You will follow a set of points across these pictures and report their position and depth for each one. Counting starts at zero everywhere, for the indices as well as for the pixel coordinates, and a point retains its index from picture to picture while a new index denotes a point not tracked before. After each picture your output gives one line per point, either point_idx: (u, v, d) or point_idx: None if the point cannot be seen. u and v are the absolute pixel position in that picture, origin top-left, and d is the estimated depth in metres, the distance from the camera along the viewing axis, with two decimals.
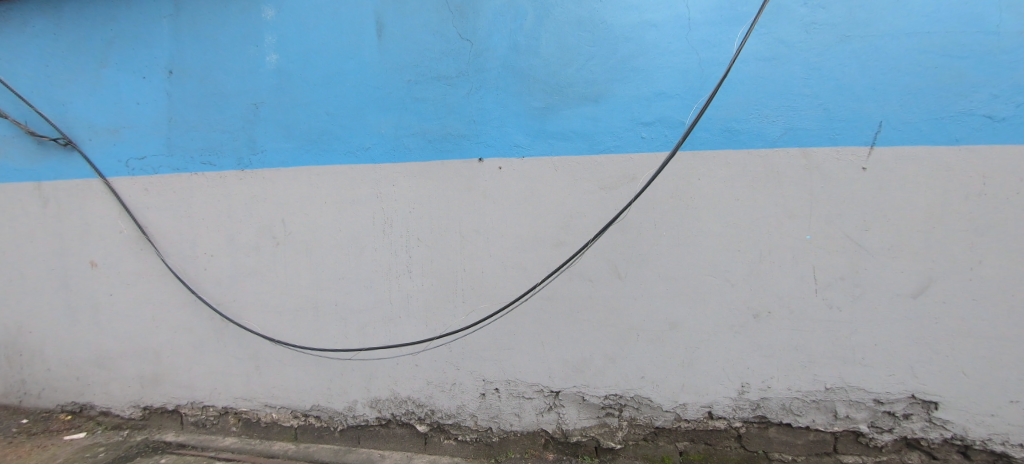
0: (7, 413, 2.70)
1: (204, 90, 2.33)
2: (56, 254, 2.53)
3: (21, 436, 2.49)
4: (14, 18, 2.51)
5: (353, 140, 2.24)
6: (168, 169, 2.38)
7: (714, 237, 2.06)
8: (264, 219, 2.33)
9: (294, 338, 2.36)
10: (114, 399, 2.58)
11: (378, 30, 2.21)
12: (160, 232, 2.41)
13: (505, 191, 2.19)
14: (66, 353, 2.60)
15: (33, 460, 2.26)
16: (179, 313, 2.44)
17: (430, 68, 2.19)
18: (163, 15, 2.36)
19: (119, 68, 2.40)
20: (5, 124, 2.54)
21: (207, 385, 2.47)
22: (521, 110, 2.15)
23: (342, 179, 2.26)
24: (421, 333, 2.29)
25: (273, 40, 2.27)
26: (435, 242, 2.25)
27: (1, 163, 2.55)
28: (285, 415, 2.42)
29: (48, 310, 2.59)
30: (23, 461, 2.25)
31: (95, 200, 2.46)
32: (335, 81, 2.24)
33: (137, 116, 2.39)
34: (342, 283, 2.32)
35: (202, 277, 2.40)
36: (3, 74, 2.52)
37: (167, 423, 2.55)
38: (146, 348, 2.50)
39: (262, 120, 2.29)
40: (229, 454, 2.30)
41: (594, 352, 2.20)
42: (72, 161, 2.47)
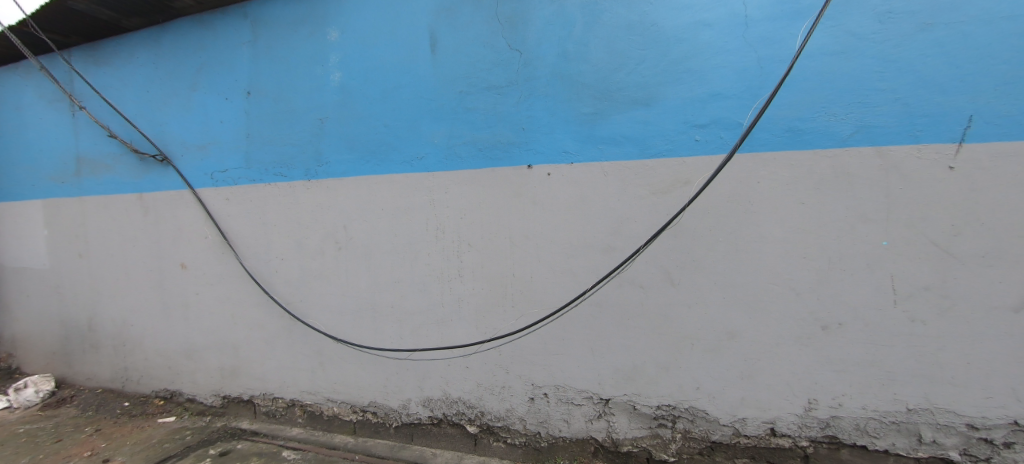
0: (113, 395, 3.07)
1: (276, 108, 2.55)
2: (154, 257, 2.86)
3: (125, 417, 2.83)
4: (122, 51, 2.88)
5: (409, 150, 2.36)
6: (246, 180, 2.62)
7: (778, 242, 1.95)
8: (329, 225, 2.50)
9: (354, 337, 2.51)
10: (199, 387, 2.86)
11: (432, 45, 2.31)
12: (238, 237, 2.65)
13: (555, 196, 2.21)
14: (161, 345, 2.93)
15: (135, 439, 2.56)
16: (254, 311, 2.67)
17: (481, 79, 2.26)
18: (243, 42, 2.61)
19: (207, 91, 2.69)
20: (115, 143, 2.91)
21: (277, 379, 2.68)
22: (570, 117, 2.16)
23: (398, 187, 2.38)
24: (472, 336, 2.35)
25: (337, 59, 2.44)
26: (486, 248, 2.30)
27: (112, 177, 2.93)
28: (345, 409, 2.57)
29: (147, 307, 2.92)
30: (127, 440, 2.55)
31: (185, 209, 2.76)
32: (393, 95, 2.37)
33: (220, 133, 2.66)
34: (398, 285, 2.43)
35: (273, 278, 2.61)
36: (114, 100, 2.90)
37: (242, 412, 2.78)
38: (226, 342, 2.75)
39: (326, 133, 2.47)
40: (296, 444, 2.47)
41: (646, 360, 2.15)
42: (167, 175, 2.79)
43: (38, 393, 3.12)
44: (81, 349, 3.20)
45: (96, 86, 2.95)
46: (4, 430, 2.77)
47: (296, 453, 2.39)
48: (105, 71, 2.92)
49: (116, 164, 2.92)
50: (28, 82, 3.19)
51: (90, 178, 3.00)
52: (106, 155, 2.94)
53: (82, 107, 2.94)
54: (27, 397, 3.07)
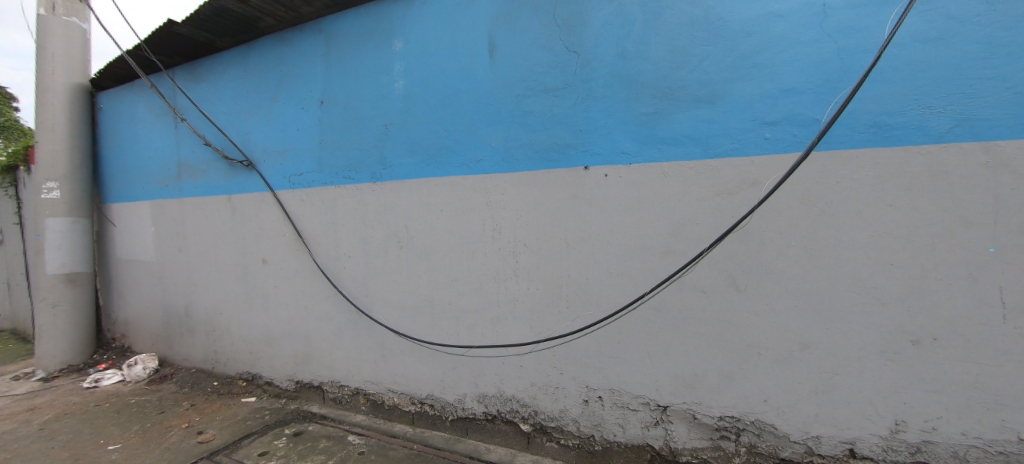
0: (205, 375, 3.45)
1: (346, 116, 2.74)
2: (239, 253, 3.17)
3: (215, 395, 3.17)
4: (216, 68, 3.22)
5: (467, 153, 2.44)
6: (319, 183, 2.84)
7: (860, 248, 1.79)
8: (391, 225, 2.64)
9: (414, 332, 2.63)
10: (276, 372, 3.13)
11: (490, 50, 2.37)
12: (311, 235, 2.88)
13: (612, 198, 2.18)
14: (244, 332, 3.24)
15: (224, 415, 2.86)
16: (324, 304, 2.88)
17: (538, 82, 2.29)
18: (317, 55, 2.83)
19: (286, 102, 2.94)
20: (209, 150, 3.26)
21: (343, 368, 2.88)
22: (629, 117, 2.13)
23: (457, 189, 2.47)
24: (527, 336, 2.38)
25: (401, 68, 2.58)
26: (541, 248, 2.33)
27: (206, 180, 3.29)
28: (405, 401, 2.70)
29: (233, 297, 3.25)
30: (217, 416, 2.86)
31: (266, 209, 3.03)
32: (452, 101, 2.46)
33: (297, 140, 2.90)
34: (455, 284, 2.52)
35: (341, 274, 2.81)
36: (208, 112, 3.26)
37: (312, 397, 3.01)
38: (299, 332, 2.99)
39: (391, 138, 2.61)
40: (360, 429, 2.63)
41: (707, 368, 2.06)
42: (251, 178, 3.08)
43: (144, 369, 3.58)
44: (179, 333, 3.62)
45: (195, 100, 3.33)
46: (121, 400, 3.20)
47: (360, 438, 2.55)
48: (202, 87, 3.29)
49: (210, 169, 3.28)
50: (141, 98, 3.66)
51: (188, 182, 3.38)
52: (201, 162, 3.31)
53: (183, 119, 3.33)
54: (136, 373, 3.54)
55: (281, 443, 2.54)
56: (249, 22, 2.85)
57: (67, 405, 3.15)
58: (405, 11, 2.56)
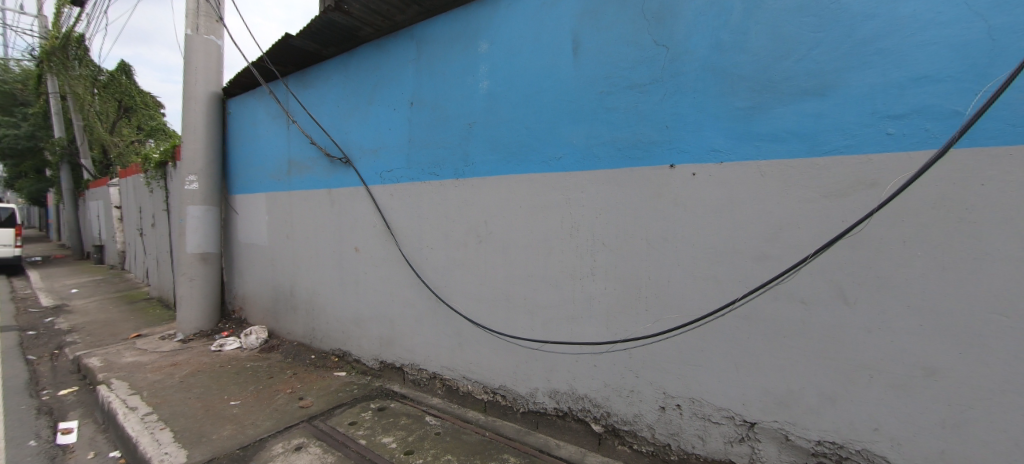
0: (304, 348, 3.89)
1: (433, 116, 2.92)
2: (336, 241, 3.53)
3: (313, 367, 3.56)
4: (322, 75, 3.60)
5: (548, 151, 2.47)
6: (406, 178, 3.05)
7: (1014, 263, 1.46)
8: (471, 220, 2.77)
9: (489, 324, 2.74)
10: (363, 351, 3.44)
11: (574, 48, 2.37)
12: (398, 227, 3.11)
13: (699, 198, 2.07)
14: (338, 313, 3.60)
15: (320, 386, 3.22)
16: (408, 291, 3.10)
17: (624, 78, 2.24)
18: (409, 60, 3.04)
19: (380, 104, 3.20)
20: (314, 148, 3.66)
21: (423, 352, 3.07)
22: (723, 112, 2.00)
23: (536, 186, 2.51)
24: (602, 336, 2.36)
25: (487, 69, 2.68)
26: (621, 248, 2.28)
27: (311, 175, 3.70)
28: (478, 389, 2.82)
29: (329, 280, 3.62)
30: (315, 386, 3.22)
31: (360, 202, 3.33)
32: (535, 100, 2.51)
33: (389, 139, 3.15)
34: (531, 279, 2.57)
35: (424, 264, 3.00)
36: (315, 114, 3.66)
37: (394, 377, 3.26)
38: (385, 316, 3.25)
39: (474, 137, 2.73)
40: (437, 411, 2.80)
41: (805, 386, 1.87)
42: (348, 174, 3.41)
43: (256, 338, 4.12)
44: (284, 310, 4.12)
45: (304, 104, 3.76)
46: (239, 363, 3.73)
47: (437, 420, 2.71)
48: (310, 92, 3.70)
49: (314, 165, 3.68)
50: (261, 103, 4.21)
51: (296, 177, 3.83)
52: (307, 159, 3.73)
53: (294, 121, 3.77)
54: (250, 341, 4.09)
55: (368, 416, 2.79)
56: (352, 32, 3.15)
57: (200, 363, 3.74)
58: (492, 14, 2.65)
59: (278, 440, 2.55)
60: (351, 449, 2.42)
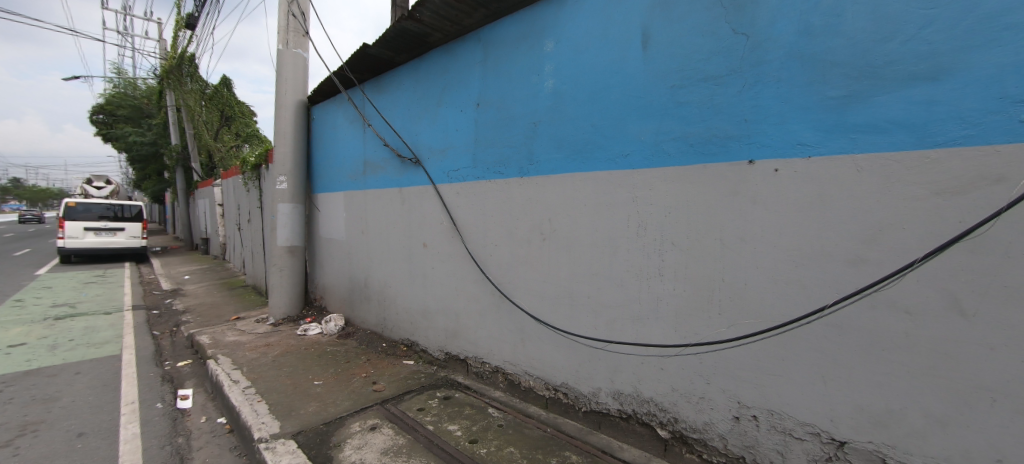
0: (377, 336, 4.19)
1: (499, 116, 3.00)
2: (406, 237, 3.76)
3: (385, 354, 3.83)
4: (395, 80, 3.84)
5: (614, 148, 2.44)
6: (472, 177, 3.18)
7: None
8: (535, 218, 2.82)
9: (553, 321, 2.77)
10: (429, 342, 3.63)
11: (644, 42, 2.30)
12: (464, 225, 3.24)
13: (782, 197, 1.92)
14: (407, 305, 3.83)
15: (392, 371, 3.46)
16: (472, 286, 3.23)
17: (697, 70, 2.14)
18: (476, 62, 3.15)
19: (448, 106, 3.35)
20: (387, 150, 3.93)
21: (486, 346, 3.19)
22: (811, 103, 1.84)
23: (601, 184, 2.50)
24: (670, 338, 2.28)
25: (552, 68, 2.70)
26: (692, 248, 2.19)
27: (384, 175, 3.97)
28: (540, 385, 2.88)
29: (400, 274, 3.87)
30: (387, 371, 3.48)
31: (428, 200, 3.52)
32: (601, 97, 2.48)
33: (456, 140, 3.29)
34: (595, 278, 2.56)
35: (489, 261, 3.10)
36: (388, 118, 3.91)
37: (458, 368, 3.40)
38: (451, 310, 3.41)
39: (539, 136, 2.78)
40: (499, 404, 2.89)
41: (908, 407, 1.66)
42: (418, 173, 3.60)
43: (335, 325, 4.51)
44: (359, 300, 4.46)
45: (379, 108, 4.04)
46: (321, 347, 4.11)
47: (499, 412, 2.79)
48: (384, 97, 3.96)
49: (387, 166, 3.94)
50: (340, 109, 4.58)
51: (371, 176, 4.13)
52: (381, 160, 4.00)
53: (370, 125, 4.07)
54: (330, 327, 4.48)
55: (434, 404, 2.94)
56: (422, 38, 3.32)
57: (288, 345, 4.18)
58: (558, 12, 2.65)
59: (355, 419, 2.78)
60: (420, 433, 2.57)
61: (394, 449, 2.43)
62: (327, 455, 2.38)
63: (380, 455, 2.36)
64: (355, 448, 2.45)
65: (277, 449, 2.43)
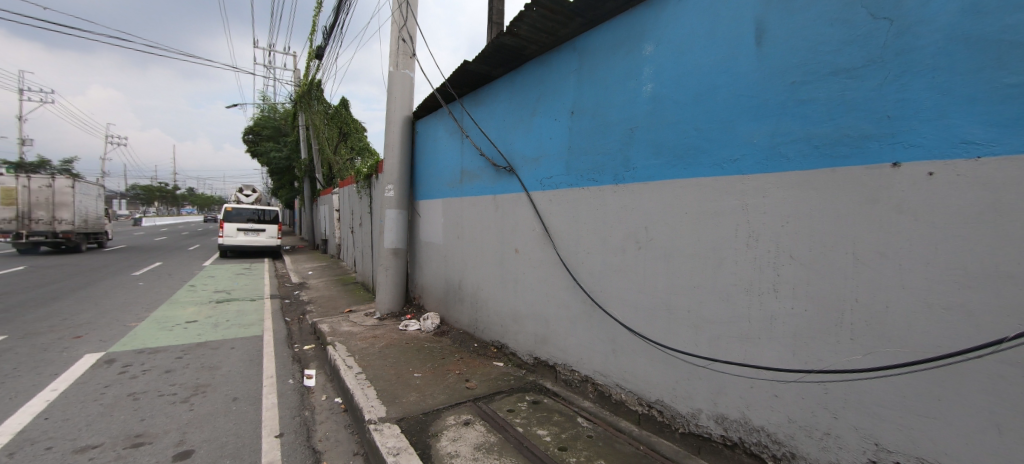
0: (470, 336, 4.43)
1: (594, 123, 3.03)
2: (500, 242, 3.96)
3: (478, 354, 4.05)
4: (493, 93, 4.08)
5: (719, 153, 2.29)
6: (566, 184, 3.25)
7: None
8: (631, 226, 2.76)
9: (648, 333, 2.67)
10: (519, 345, 3.76)
11: (758, 37, 2.13)
12: (557, 233, 3.33)
13: (938, 205, 1.59)
14: (498, 308, 4.02)
15: (485, 371, 3.66)
16: (564, 293, 3.28)
17: (824, 64, 1.91)
18: (571, 71, 3.22)
19: (543, 115, 3.48)
20: (484, 159, 4.19)
21: (577, 354, 3.21)
22: (982, 92, 1.51)
23: (704, 190, 2.35)
24: (786, 362, 2.05)
25: (652, 71, 2.63)
26: (815, 262, 1.94)
27: (480, 183, 4.24)
28: (632, 399, 2.80)
29: (492, 278, 4.08)
30: (481, 370, 3.68)
31: (522, 208, 3.68)
32: (706, 99, 2.35)
33: (550, 148, 3.40)
34: (696, 290, 2.41)
35: (581, 268, 3.13)
36: (486, 129, 4.19)
37: (547, 374, 3.47)
38: (541, 315, 3.51)
39: (636, 142, 2.74)
40: (589, 414, 2.88)
41: None
42: (512, 181, 3.80)
43: (432, 323, 4.88)
44: (454, 300, 4.78)
45: (477, 121, 4.34)
46: (420, 342, 4.48)
47: (589, 423, 2.77)
48: (482, 110, 4.25)
49: (483, 174, 4.21)
50: (441, 122, 4.99)
51: (468, 184, 4.43)
52: (478, 169, 4.29)
53: (469, 136, 4.39)
54: (427, 324, 4.86)
55: (523, 406, 3.02)
56: (519, 51, 3.47)
57: (392, 338, 4.64)
58: (659, 14, 2.58)
59: (450, 413, 2.96)
60: (510, 434, 2.65)
61: (486, 445, 2.54)
62: (426, 443, 2.58)
63: (473, 449, 2.49)
64: (450, 439, 2.62)
65: (384, 431, 2.70)
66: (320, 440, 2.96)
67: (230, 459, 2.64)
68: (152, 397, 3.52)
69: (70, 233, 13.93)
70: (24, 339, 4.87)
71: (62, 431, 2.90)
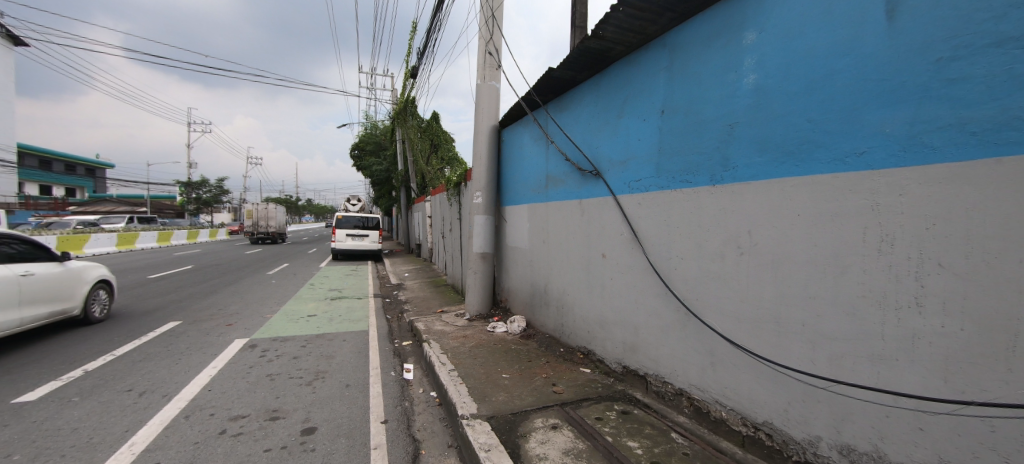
0: (556, 341, 4.48)
1: (687, 122, 2.88)
2: (586, 247, 3.95)
3: (565, 359, 4.07)
4: (578, 99, 4.11)
5: (840, 146, 2.01)
6: (656, 187, 3.13)
7: None
8: (731, 230, 2.56)
9: (753, 346, 2.44)
10: (607, 352, 3.70)
11: (888, 11, 1.84)
12: (646, 237, 3.22)
13: None
14: (585, 313, 4.01)
15: (572, 376, 3.67)
16: (654, 300, 3.16)
17: (982, 34, 1.57)
18: (661, 69, 3.10)
19: (631, 116, 3.41)
20: (569, 164, 4.23)
21: (669, 365, 3.06)
22: None
23: (821, 189, 2.09)
24: (935, 390, 1.71)
25: (754, 61, 2.42)
26: (973, 272, 1.60)
27: (566, 188, 4.28)
28: (735, 419, 2.59)
29: (578, 283, 4.08)
30: (568, 375, 3.70)
31: (609, 213, 3.63)
32: (822, 86, 2.09)
33: (638, 150, 3.32)
34: (812, 301, 2.14)
35: (673, 275, 2.98)
36: (572, 134, 4.23)
37: (637, 385, 3.36)
38: (630, 322, 3.41)
39: (736, 139, 2.54)
40: (684, 430, 2.72)
41: None
42: (599, 185, 3.78)
43: (518, 326, 5.04)
44: (540, 304, 4.88)
45: (562, 126, 4.40)
46: (507, 344, 4.65)
47: (684, 439, 2.62)
48: (567, 115, 4.31)
49: (569, 179, 4.25)
50: (527, 130, 5.15)
51: (553, 190, 4.50)
52: (563, 174, 4.34)
53: (553, 142, 4.47)
54: (514, 327, 5.03)
55: (612, 415, 2.97)
56: (603, 53, 3.45)
57: (481, 339, 4.88)
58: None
59: (538, 415, 3.03)
60: (599, 442, 2.62)
61: (575, 451, 2.54)
62: (515, 443, 2.67)
63: (561, 454, 2.51)
64: (539, 441, 2.68)
65: (475, 427, 2.87)
66: (419, 429, 3.24)
67: (345, 438, 3.03)
68: (285, 379, 4.19)
69: (276, 233, 23.51)
70: (195, 325, 6.13)
71: (223, 401, 3.60)
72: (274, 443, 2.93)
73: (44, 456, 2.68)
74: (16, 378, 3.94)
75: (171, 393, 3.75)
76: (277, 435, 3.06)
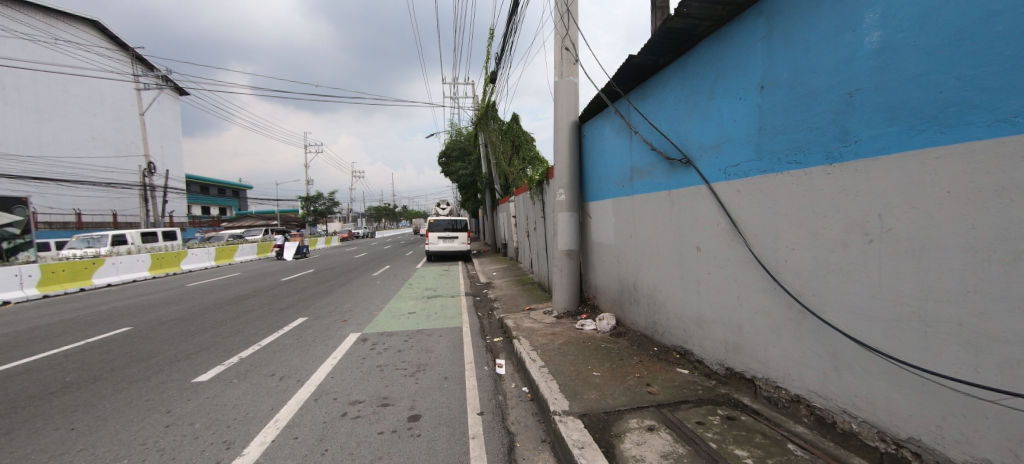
0: (650, 339, 4.30)
1: (794, 95, 2.58)
2: (677, 241, 3.74)
3: (659, 358, 3.91)
4: (662, 84, 3.91)
5: (1004, 104, 1.63)
6: (758, 171, 2.85)
7: None
8: (855, 214, 2.22)
9: (890, 350, 2.09)
10: (707, 352, 3.47)
11: None
12: (748, 227, 2.94)
13: None
14: (679, 311, 3.80)
15: (667, 377, 3.52)
16: (760, 296, 2.87)
17: None
18: (757, 40, 2.83)
19: (723, 96, 3.15)
20: (655, 154, 4.04)
21: (782, 368, 2.76)
22: None
23: (979, 159, 1.72)
24: None
25: (879, 15, 2.07)
26: None
27: (653, 178, 4.09)
28: (869, 432, 2.25)
29: (671, 279, 3.89)
30: (663, 375, 3.55)
31: (703, 203, 3.39)
32: (975, 33, 1.72)
33: (734, 132, 3.06)
34: (971, 296, 1.77)
35: (782, 267, 2.69)
36: (658, 121, 4.04)
37: (744, 389, 3.09)
38: (732, 320, 3.15)
39: (857, 109, 2.21)
40: (803, 441, 2.43)
41: None
42: (689, 173, 3.56)
43: (607, 323, 4.96)
44: (630, 302, 4.74)
45: (646, 114, 4.23)
46: (597, 342, 4.61)
47: (803, 451, 2.35)
48: (651, 103, 4.14)
49: (655, 170, 4.07)
50: (608, 122, 5.05)
51: (639, 182, 4.35)
52: (648, 165, 4.18)
53: (637, 132, 4.32)
54: (603, 325, 4.96)
55: (716, 420, 2.78)
56: (688, 32, 3.23)
57: (569, 336, 4.91)
58: None
59: (633, 415, 2.96)
60: (701, 448, 2.48)
61: (674, 455, 2.44)
62: (610, 442, 2.64)
63: (660, 457, 2.43)
64: (634, 442, 2.62)
65: (568, 423, 2.91)
66: (513, 422, 3.39)
67: (446, 427, 3.31)
68: (391, 369, 4.71)
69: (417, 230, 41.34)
70: (318, 320, 7.16)
71: (342, 388, 4.18)
72: (385, 427, 3.32)
73: (217, 426, 3.39)
74: (196, 363, 5.04)
75: (303, 378, 4.46)
76: (387, 420, 3.46)
